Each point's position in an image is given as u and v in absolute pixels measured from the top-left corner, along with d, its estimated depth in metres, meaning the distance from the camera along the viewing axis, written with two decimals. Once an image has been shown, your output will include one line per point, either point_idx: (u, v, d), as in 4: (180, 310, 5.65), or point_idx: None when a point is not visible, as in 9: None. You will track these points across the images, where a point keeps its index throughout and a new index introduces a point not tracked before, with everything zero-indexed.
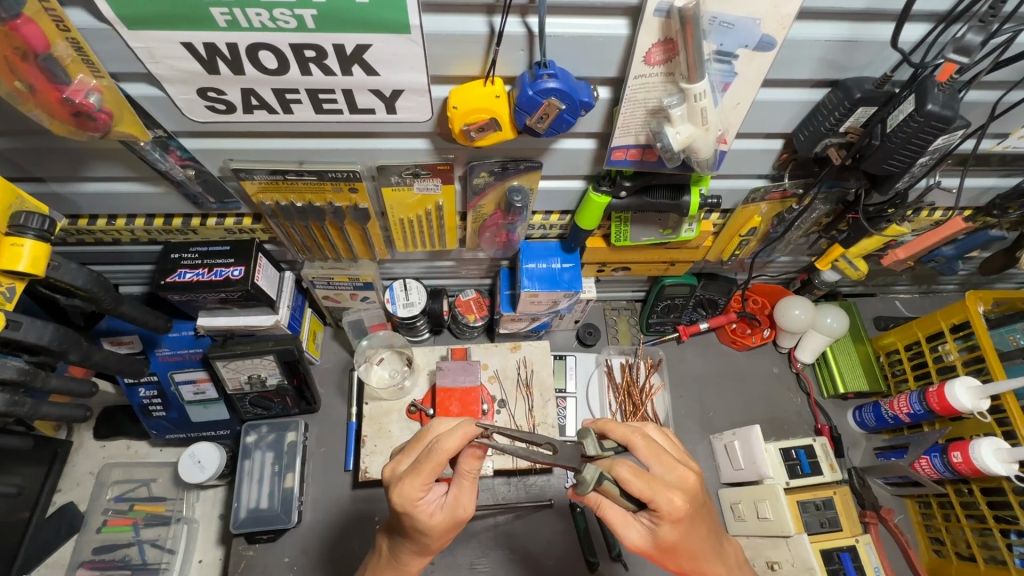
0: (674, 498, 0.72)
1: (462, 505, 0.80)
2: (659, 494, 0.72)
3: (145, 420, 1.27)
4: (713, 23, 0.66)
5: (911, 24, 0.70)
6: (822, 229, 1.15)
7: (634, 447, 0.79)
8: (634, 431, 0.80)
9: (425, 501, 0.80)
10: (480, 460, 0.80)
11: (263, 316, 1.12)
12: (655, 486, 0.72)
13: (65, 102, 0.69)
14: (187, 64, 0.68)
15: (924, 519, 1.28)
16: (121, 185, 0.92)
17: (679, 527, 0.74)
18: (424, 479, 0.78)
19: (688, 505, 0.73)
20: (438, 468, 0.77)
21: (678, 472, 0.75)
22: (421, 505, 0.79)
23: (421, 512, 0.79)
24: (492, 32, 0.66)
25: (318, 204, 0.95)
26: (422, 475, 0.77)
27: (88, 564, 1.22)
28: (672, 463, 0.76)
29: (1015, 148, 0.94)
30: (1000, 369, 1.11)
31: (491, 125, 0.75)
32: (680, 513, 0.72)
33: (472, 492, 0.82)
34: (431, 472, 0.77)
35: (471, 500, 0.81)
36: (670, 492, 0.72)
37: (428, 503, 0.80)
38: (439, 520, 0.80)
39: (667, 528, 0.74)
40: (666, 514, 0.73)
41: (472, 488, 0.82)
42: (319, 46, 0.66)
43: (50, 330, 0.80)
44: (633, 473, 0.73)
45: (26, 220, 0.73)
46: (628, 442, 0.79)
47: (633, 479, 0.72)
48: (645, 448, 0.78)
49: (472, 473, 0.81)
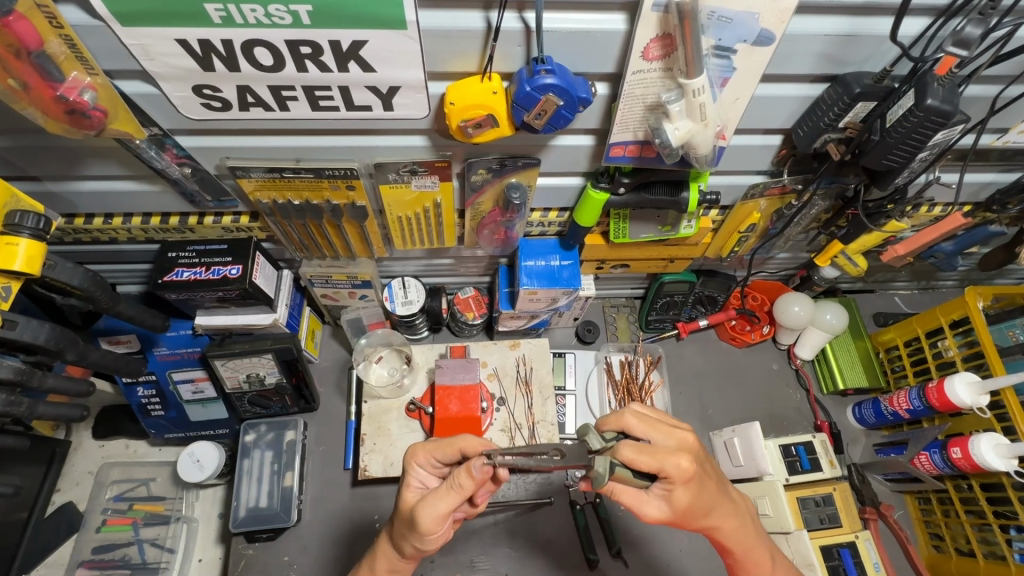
0: (682, 460, 0.72)
1: (427, 505, 0.76)
2: (667, 461, 0.71)
3: (144, 419, 1.26)
4: (711, 18, 0.65)
5: (910, 18, 0.69)
6: (821, 226, 1.15)
7: (630, 427, 0.79)
8: (625, 413, 0.81)
9: (420, 473, 0.85)
10: (470, 478, 0.74)
11: (261, 315, 1.12)
12: (661, 456, 0.72)
13: (59, 100, 0.68)
14: (182, 62, 0.67)
15: (923, 514, 1.28)
16: (117, 184, 0.92)
17: (691, 488, 0.74)
18: (429, 450, 0.83)
19: (694, 464, 0.73)
20: (443, 447, 0.82)
21: (677, 435, 0.77)
22: (414, 472, 0.84)
23: (408, 479, 0.84)
24: (488, 27, 0.66)
25: (315, 202, 0.94)
26: (430, 447, 0.83)
27: (87, 564, 1.21)
28: (668, 429, 0.78)
29: (1015, 143, 0.94)
30: (999, 364, 1.11)
31: (488, 121, 0.74)
32: (689, 472, 0.73)
33: (439, 503, 0.76)
34: (440, 448, 0.83)
35: (434, 514, 0.75)
36: (676, 456, 0.72)
37: (418, 478, 0.84)
38: (409, 498, 0.82)
39: (681, 491, 0.74)
40: (676, 477, 0.73)
41: (445, 500, 0.76)
42: (315, 42, 0.65)
43: (47, 330, 0.80)
44: (638, 451, 0.72)
45: (21, 218, 0.73)
46: (623, 425, 0.80)
47: (638, 457, 0.71)
48: (640, 423, 0.79)
49: (454, 483, 0.75)
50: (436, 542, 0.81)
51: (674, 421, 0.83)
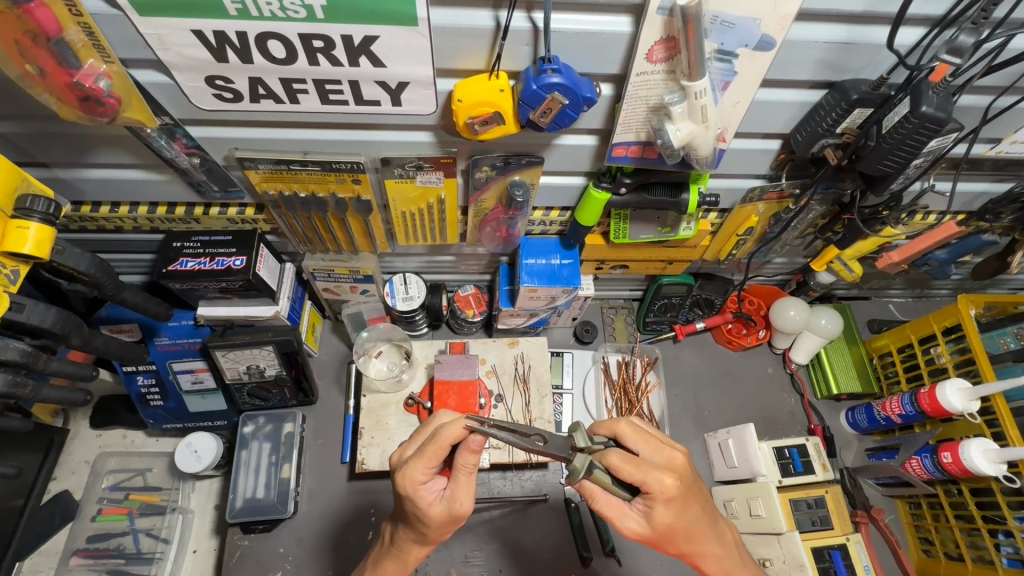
0: (665, 478, 0.73)
1: (461, 497, 0.79)
2: (650, 474, 0.73)
3: (142, 409, 1.27)
4: (714, 22, 0.67)
5: (906, 28, 0.71)
6: (818, 230, 1.18)
7: (622, 435, 0.81)
8: (620, 420, 0.83)
9: (427, 487, 0.81)
10: (478, 454, 0.78)
11: (263, 307, 1.14)
12: (645, 469, 0.74)
13: (75, 87, 0.69)
14: (197, 52, 0.69)
15: (913, 519, 1.29)
16: (126, 172, 0.93)
17: (673, 507, 0.75)
18: (427, 464, 0.79)
19: (678, 485, 0.74)
20: (440, 454, 0.79)
21: (666, 453, 0.78)
22: (421, 491, 0.80)
23: (421, 499, 0.80)
24: (497, 26, 0.67)
25: (320, 195, 0.96)
26: (425, 460, 0.79)
27: (81, 552, 1.23)
28: (659, 445, 0.79)
29: (1008, 153, 0.96)
30: (989, 371, 1.13)
31: (494, 118, 0.76)
32: (671, 492, 0.74)
33: (470, 488, 0.80)
34: (433, 456, 0.79)
35: (470, 494, 0.81)
36: (660, 472, 0.74)
37: (429, 492, 0.80)
38: (437, 511, 0.80)
39: (662, 510, 0.74)
40: (658, 495, 0.74)
41: (471, 483, 0.80)
42: (327, 36, 0.67)
43: (53, 314, 0.81)
44: (624, 459, 0.74)
45: (31, 202, 0.73)
46: (616, 433, 0.82)
47: (623, 465, 0.74)
48: (632, 433, 0.81)
49: (471, 467, 0.79)
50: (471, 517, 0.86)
51: (669, 442, 0.83)
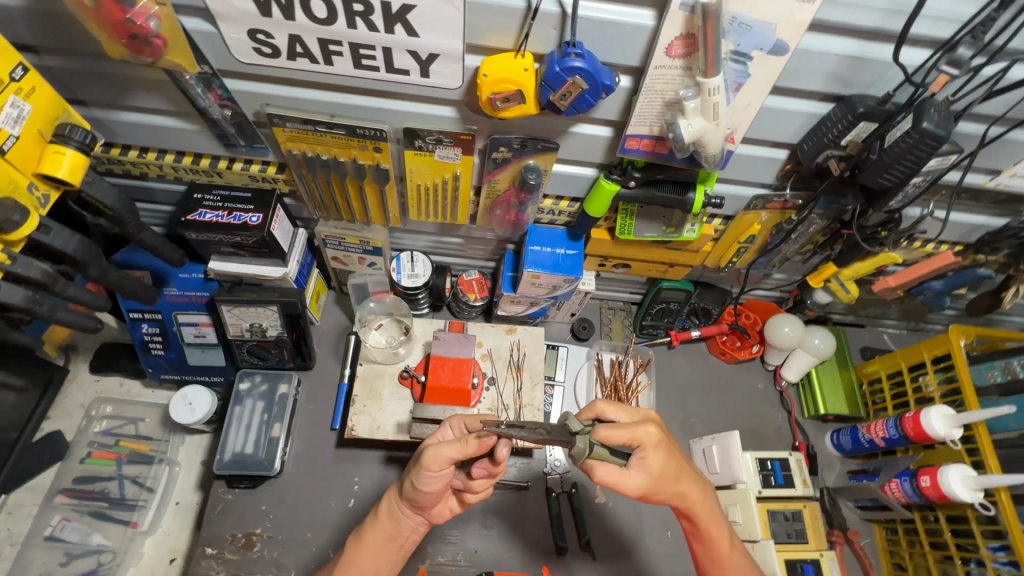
0: (649, 427, 0.79)
1: (436, 444, 0.84)
2: (636, 428, 0.79)
3: (143, 356, 1.29)
4: (732, 23, 0.71)
5: (913, 48, 0.75)
6: (817, 247, 1.20)
7: (603, 412, 0.87)
8: (597, 402, 0.89)
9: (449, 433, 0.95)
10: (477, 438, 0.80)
11: (273, 267, 1.17)
12: (631, 427, 0.79)
13: (126, 24, 0.74)
14: (244, 4, 0.73)
15: (889, 544, 1.29)
16: (159, 118, 0.97)
17: (662, 451, 0.80)
18: (467, 418, 0.94)
19: (660, 429, 0.80)
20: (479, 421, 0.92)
21: (641, 413, 0.87)
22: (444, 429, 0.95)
23: (437, 432, 0.95)
24: (528, 7, 0.71)
25: (342, 159, 1.00)
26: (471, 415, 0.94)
27: (66, 492, 1.26)
28: (634, 409, 0.87)
29: (1007, 186, 0.99)
30: (973, 400, 1.15)
31: (516, 96, 0.79)
32: (658, 437, 0.79)
33: (444, 451, 0.83)
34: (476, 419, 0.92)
35: (438, 454, 0.83)
36: (643, 424, 0.80)
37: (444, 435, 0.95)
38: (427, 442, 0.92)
39: (655, 456, 0.79)
40: (647, 444, 0.79)
41: (451, 452, 0.82)
42: (367, 1, 0.71)
43: (76, 241, 0.84)
44: (610, 427, 0.79)
45: (70, 130, 0.77)
46: (597, 411, 0.87)
47: (613, 432, 0.79)
48: (611, 407, 0.87)
49: (467, 439, 0.82)
50: (428, 486, 0.87)
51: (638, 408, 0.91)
